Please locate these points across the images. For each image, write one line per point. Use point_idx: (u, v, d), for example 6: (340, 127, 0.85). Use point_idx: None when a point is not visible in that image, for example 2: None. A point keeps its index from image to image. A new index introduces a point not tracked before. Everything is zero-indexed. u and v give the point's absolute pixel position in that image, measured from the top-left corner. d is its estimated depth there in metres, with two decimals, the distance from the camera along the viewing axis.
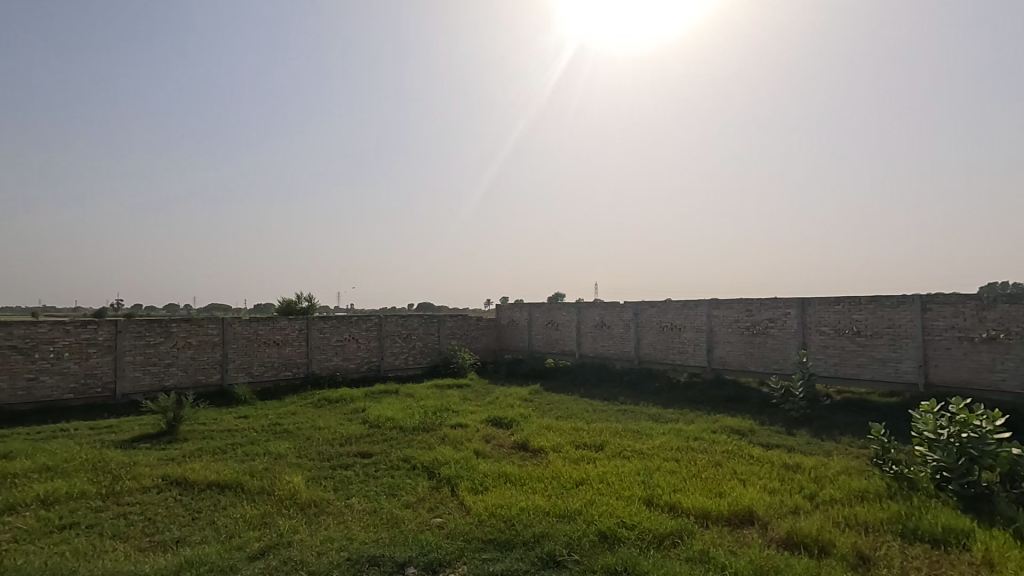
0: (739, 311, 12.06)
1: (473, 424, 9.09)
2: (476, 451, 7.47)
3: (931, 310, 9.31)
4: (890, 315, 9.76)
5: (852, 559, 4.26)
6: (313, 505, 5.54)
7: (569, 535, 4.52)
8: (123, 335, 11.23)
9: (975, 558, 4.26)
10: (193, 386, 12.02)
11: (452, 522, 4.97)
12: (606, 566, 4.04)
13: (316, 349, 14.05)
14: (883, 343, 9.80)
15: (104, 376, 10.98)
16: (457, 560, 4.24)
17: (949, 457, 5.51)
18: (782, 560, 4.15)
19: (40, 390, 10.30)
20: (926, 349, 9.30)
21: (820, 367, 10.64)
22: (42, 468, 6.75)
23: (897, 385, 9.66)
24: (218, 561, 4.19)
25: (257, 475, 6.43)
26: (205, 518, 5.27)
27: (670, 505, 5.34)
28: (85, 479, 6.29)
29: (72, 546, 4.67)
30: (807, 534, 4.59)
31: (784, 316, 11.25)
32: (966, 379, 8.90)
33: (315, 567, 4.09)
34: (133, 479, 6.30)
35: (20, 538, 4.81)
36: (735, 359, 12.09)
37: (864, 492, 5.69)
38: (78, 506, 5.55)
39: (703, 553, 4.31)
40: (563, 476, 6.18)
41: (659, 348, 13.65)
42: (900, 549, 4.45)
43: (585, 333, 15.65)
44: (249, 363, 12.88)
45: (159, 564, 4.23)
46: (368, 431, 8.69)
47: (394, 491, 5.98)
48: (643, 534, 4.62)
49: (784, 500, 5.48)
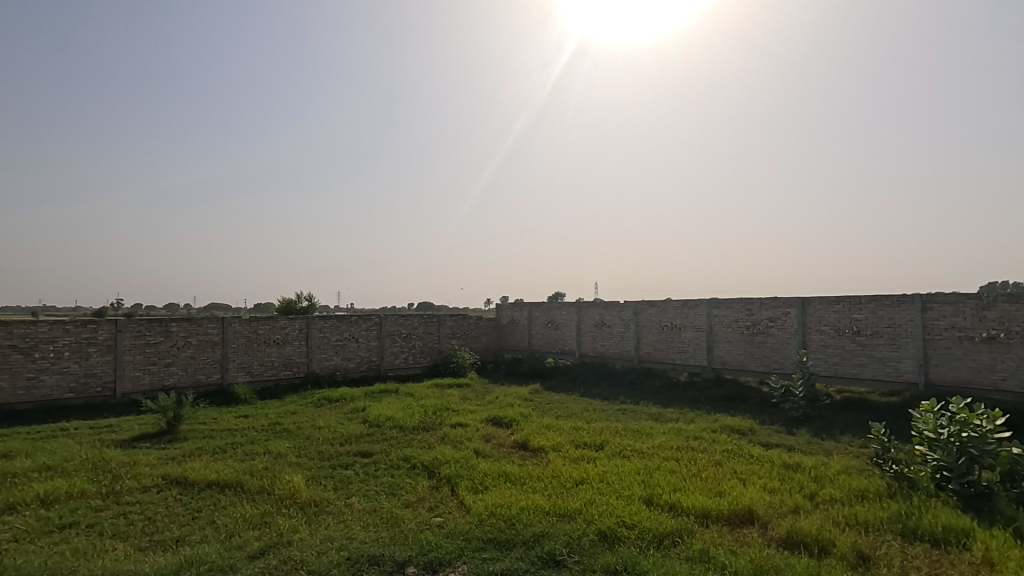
0: (740, 311, 12.06)
1: (473, 424, 9.07)
2: (475, 451, 7.45)
3: (931, 309, 9.30)
4: (890, 315, 9.76)
5: (852, 559, 4.25)
6: (313, 504, 5.53)
7: (569, 535, 4.52)
8: (123, 335, 11.22)
9: (975, 557, 4.25)
10: (193, 386, 12.01)
11: (452, 522, 4.96)
12: (606, 566, 4.03)
13: (316, 349, 14.04)
14: (883, 343, 9.80)
15: (104, 376, 10.98)
16: (457, 560, 4.23)
17: (950, 456, 5.52)
18: (782, 560, 4.14)
19: (40, 389, 10.29)
20: (926, 349, 9.30)
21: (821, 367, 10.63)
22: (42, 468, 6.73)
23: (897, 385, 9.65)
24: (218, 561, 4.18)
25: (257, 475, 6.43)
26: (205, 518, 5.27)
27: (670, 505, 5.34)
28: (85, 479, 6.28)
29: (72, 546, 4.66)
30: (807, 533, 4.59)
31: (784, 316, 11.24)
32: (967, 378, 8.90)
33: (315, 567, 4.08)
34: (133, 479, 6.29)
35: (20, 538, 4.80)
36: (735, 358, 12.08)
37: (864, 492, 5.69)
38: (78, 506, 5.54)
39: (703, 553, 4.31)
40: (563, 475, 6.18)
41: (659, 347, 13.65)
42: (900, 549, 4.45)
43: (585, 333, 15.65)
44: (249, 362, 12.87)
45: (159, 564, 4.21)
46: (368, 430, 8.67)
47: (394, 491, 5.97)
48: (643, 534, 4.62)
49: (784, 499, 5.48)
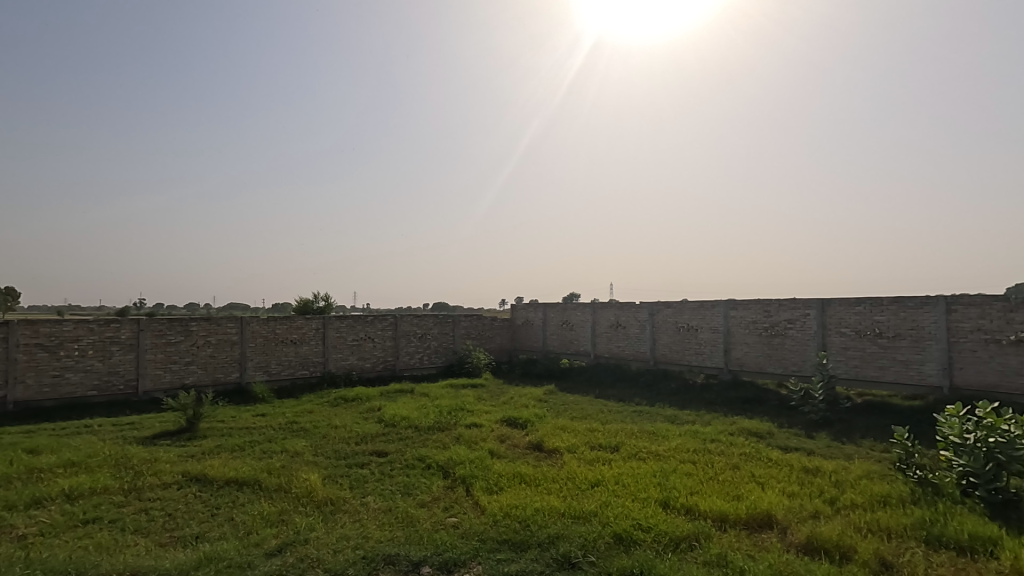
0: (757, 312, 11.91)
1: (488, 424, 9.10)
2: (491, 451, 7.48)
3: (956, 311, 9.08)
4: (914, 316, 9.54)
5: (874, 565, 4.16)
6: (329, 503, 5.58)
7: (585, 537, 4.50)
8: (145, 333, 11.44)
9: (1003, 566, 4.12)
10: (212, 384, 12.20)
11: (467, 522, 4.96)
12: (623, 567, 4.01)
13: (332, 349, 14.15)
14: (906, 345, 9.60)
15: (127, 374, 11.19)
16: (472, 560, 4.23)
17: (976, 462, 5.40)
18: (802, 566, 4.08)
19: (64, 386, 10.53)
20: (950, 351, 9.09)
21: (841, 369, 10.46)
22: (67, 463, 6.89)
23: (920, 389, 9.46)
24: (236, 558, 4.23)
25: (274, 473, 6.52)
26: (223, 514, 5.34)
27: (687, 508, 5.29)
28: (108, 475, 6.43)
29: (94, 541, 4.74)
30: (828, 539, 4.50)
31: (803, 317, 11.06)
32: (992, 382, 8.66)
33: (331, 565, 4.11)
34: (155, 475, 6.41)
35: (46, 532, 4.92)
36: (753, 360, 11.94)
37: (886, 498, 5.56)
38: (101, 501, 5.66)
39: (720, 557, 4.25)
40: (578, 476, 6.17)
41: (675, 349, 13.54)
42: (924, 556, 4.34)
43: (600, 333, 15.58)
44: (266, 362, 13.02)
45: (178, 559, 4.28)
46: (384, 430, 8.73)
47: (409, 490, 5.99)
48: (659, 536, 4.58)
49: (803, 504, 5.38)
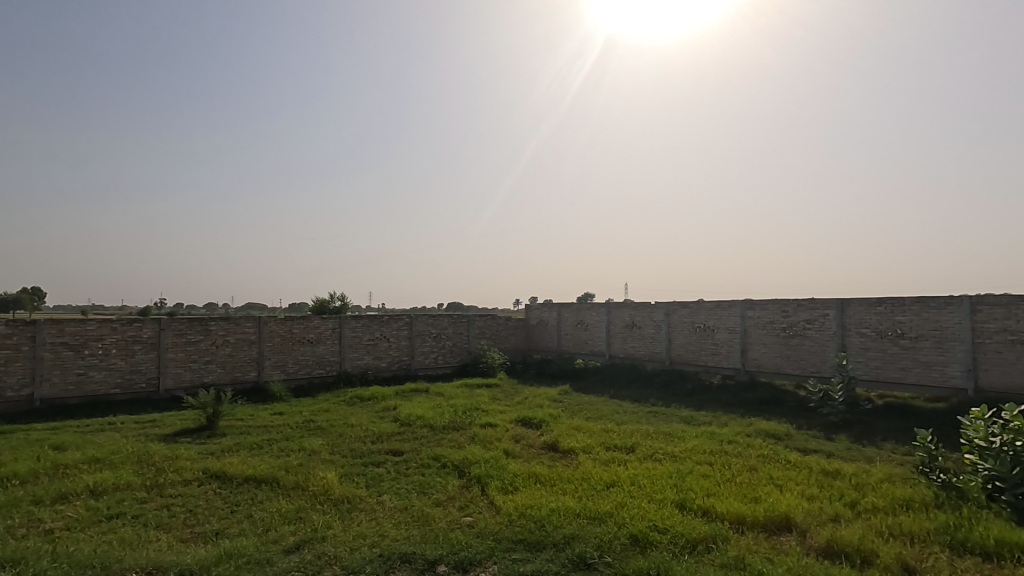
0: (775, 312, 11.76)
1: (503, 424, 9.10)
2: (506, 451, 7.49)
3: (981, 311, 8.89)
4: (936, 317, 9.35)
5: (896, 570, 4.09)
6: (346, 501, 5.64)
7: (600, 538, 4.48)
8: (166, 333, 11.65)
9: None
10: (231, 383, 12.38)
11: (483, 522, 4.97)
12: (639, 568, 4.00)
13: (347, 348, 14.28)
14: (929, 346, 9.42)
15: (148, 372, 11.40)
16: (487, 560, 4.24)
17: (1003, 465, 5.26)
18: (822, 570, 4.02)
19: (88, 384, 10.76)
20: (975, 352, 8.90)
21: (861, 370, 10.29)
22: (91, 459, 7.05)
23: (944, 391, 9.27)
24: (255, 554, 4.29)
25: (292, 471, 6.59)
26: (243, 511, 5.42)
27: (703, 509, 5.25)
28: (131, 471, 6.56)
29: (118, 536, 4.84)
30: (849, 543, 4.44)
31: (822, 317, 10.90)
32: (1019, 384, 8.46)
33: (349, 562, 4.15)
34: (176, 472, 6.53)
35: (72, 527, 5.03)
36: (770, 361, 11.80)
37: (909, 501, 5.45)
38: (124, 497, 5.78)
39: (738, 560, 4.21)
40: (593, 477, 6.15)
41: (690, 349, 13.42)
42: (948, 562, 4.26)
43: (615, 333, 15.51)
44: (284, 361, 13.19)
45: (200, 554, 4.35)
46: (399, 429, 8.79)
47: (425, 489, 6.03)
48: (676, 538, 4.55)
49: (823, 507, 5.30)
